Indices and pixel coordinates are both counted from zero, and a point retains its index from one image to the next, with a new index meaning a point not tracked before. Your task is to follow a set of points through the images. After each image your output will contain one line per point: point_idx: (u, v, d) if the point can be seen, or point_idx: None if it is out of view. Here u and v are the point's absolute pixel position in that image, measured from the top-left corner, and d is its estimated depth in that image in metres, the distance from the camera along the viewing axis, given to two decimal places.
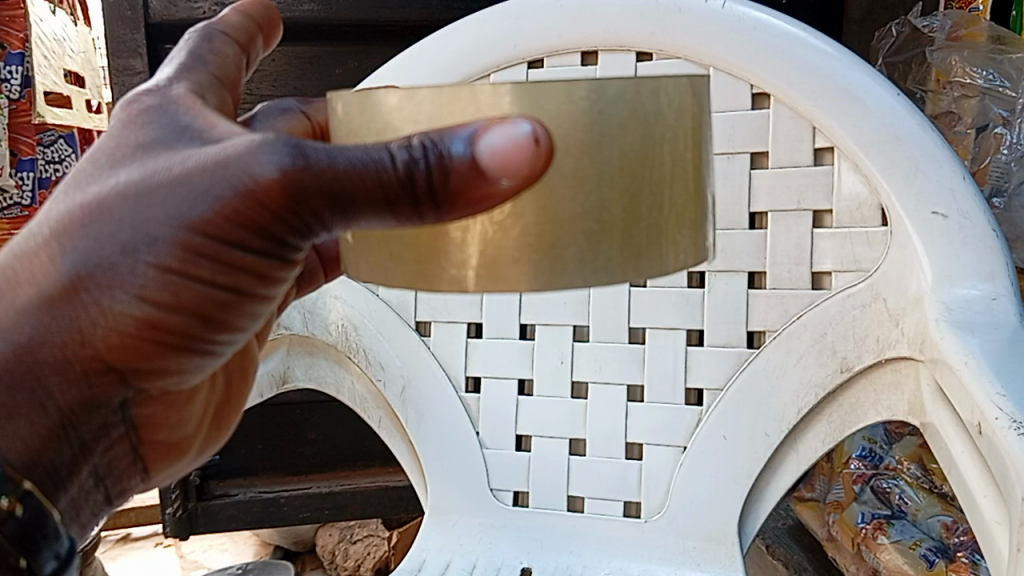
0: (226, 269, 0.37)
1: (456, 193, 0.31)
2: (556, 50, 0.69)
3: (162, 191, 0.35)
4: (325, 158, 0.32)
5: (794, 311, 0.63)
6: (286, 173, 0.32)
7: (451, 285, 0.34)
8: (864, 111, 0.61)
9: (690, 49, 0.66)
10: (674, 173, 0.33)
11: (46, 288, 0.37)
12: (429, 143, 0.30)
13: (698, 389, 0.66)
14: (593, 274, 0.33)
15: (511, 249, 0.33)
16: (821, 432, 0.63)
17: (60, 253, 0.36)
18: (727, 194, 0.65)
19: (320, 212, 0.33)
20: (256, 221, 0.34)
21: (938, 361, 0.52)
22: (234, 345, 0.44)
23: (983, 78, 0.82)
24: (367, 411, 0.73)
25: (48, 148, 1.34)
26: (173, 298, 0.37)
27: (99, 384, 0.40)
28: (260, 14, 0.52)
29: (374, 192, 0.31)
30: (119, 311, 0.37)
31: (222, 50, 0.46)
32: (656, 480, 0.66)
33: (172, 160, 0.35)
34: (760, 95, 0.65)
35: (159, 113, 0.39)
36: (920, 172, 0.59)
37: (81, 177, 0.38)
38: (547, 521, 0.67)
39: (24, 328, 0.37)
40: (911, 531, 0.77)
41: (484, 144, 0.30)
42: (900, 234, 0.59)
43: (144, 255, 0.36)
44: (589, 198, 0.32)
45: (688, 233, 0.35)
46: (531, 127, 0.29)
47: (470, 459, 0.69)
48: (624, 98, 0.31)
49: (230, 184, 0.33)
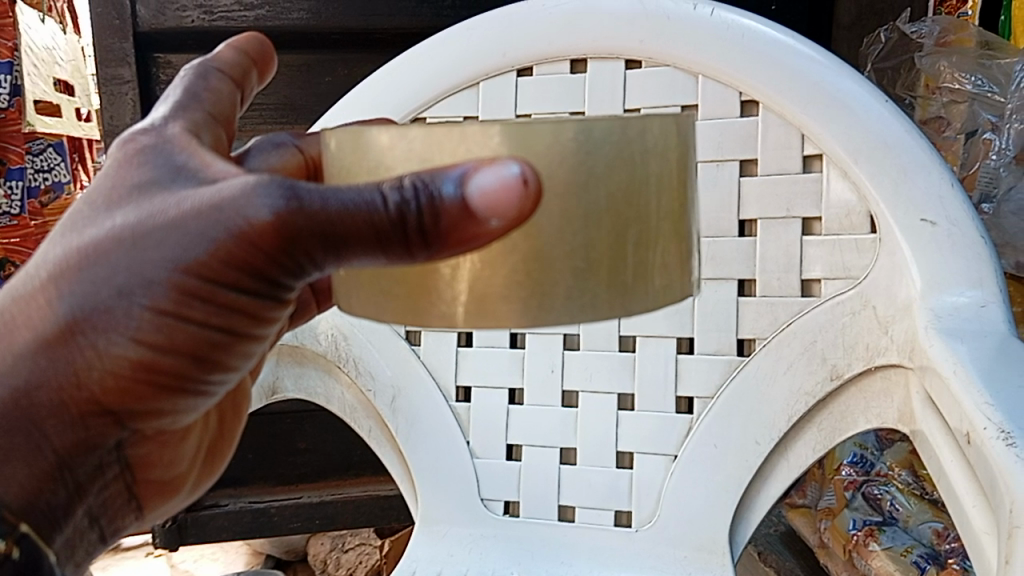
0: (222, 311, 0.37)
1: (446, 235, 0.30)
2: (545, 57, 0.69)
3: (157, 234, 0.34)
4: (317, 200, 0.30)
5: (783, 319, 0.63)
6: (279, 215, 0.31)
7: (440, 321, 0.33)
8: (852, 119, 0.61)
9: (678, 57, 0.66)
10: (660, 209, 0.33)
11: (42, 331, 0.37)
12: (420, 184, 0.29)
13: (688, 398, 0.66)
14: (581, 311, 0.32)
15: (500, 287, 0.32)
16: (811, 440, 0.63)
17: (56, 296, 0.36)
18: (716, 201, 0.65)
19: (315, 254, 0.32)
20: (252, 264, 0.33)
21: (927, 369, 0.51)
22: (226, 383, 0.44)
23: (972, 84, 0.82)
24: (356, 420, 0.73)
25: (37, 157, 1.36)
26: (167, 339, 0.37)
27: (94, 426, 0.40)
28: (254, 50, 0.51)
29: (369, 235, 0.30)
30: (114, 353, 0.37)
31: (217, 88, 0.46)
32: (646, 489, 0.66)
33: (168, 201, 0.34)
34: (749, 102, 0.65)
35: (155, 152, 0.38)
36: (909, 179, 0.59)
37: (77, 218, 0.38)
38: (538, 531, 0.66)
39: (21, 373, 0.37)
40: (903, 537, 0.76)
41: (474, 185, 0.28)
42: (888, 242, 0.59)
43: (139, 298, 0.35)
44: (577, 237, 0.31)
45: (673, 268, 0.35)
46: (520, 169, 0.28)
47: (460, 468, 0.69)
48: (611, 137, 0.31)
49: (223, 226, 0.32)
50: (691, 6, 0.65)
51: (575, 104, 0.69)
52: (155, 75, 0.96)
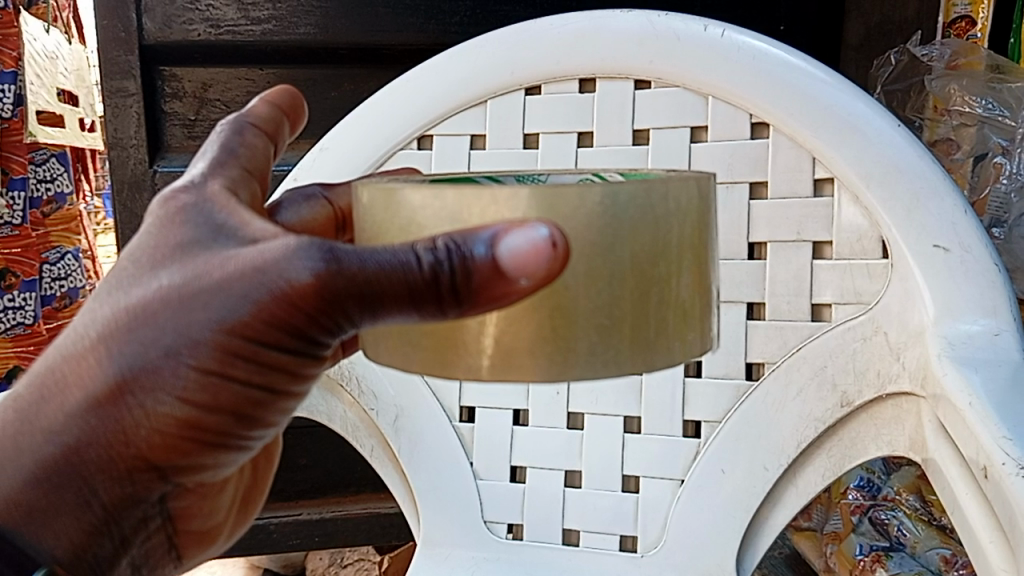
0: (262, 369, 0.38)
1: (477, 292, 0.31)
2: (554, 77, 0.69)
3: (205, 295, 0.35)
4: (357, 262, 0.32)
5: (793, 344, 0.62)
6: (319, 276, 0.33)
7: (466, 372, 0.34)
8: (865, 143, 0.61)
9: (687, 78, 0.65)
10: (678, 270, 0.35)
11: (90, 391, 0.38)
12: (453, 245, 0.31)
13: (695, 421, 0.65)
14: (603, 366, 0.34)
15: (526, 340, 0.33)
16: (820, 466, 0.62)
17: (104, 357, 0.37)
18: (726, 224, 0.65)
19: (352, 313, 0.34)
20: (291, 323, 0.35)
21: (940, 398, 0.51)
22: (267, 432, 0.44)
23: (982, 107, 0.82)
24: (359, 439, 0.72)
25: (40, 167, 1.35)
26: (211, 397, 0.38)
27: (140, 480, 0.42)
28: (286, 102, 0.50)
29: (404, 296, 0.32)
30: (160, 412, 0.38)
31: (252, 143, 0.45)
32: (652, 513, 0.65)
33: (213, 262, 0.36)
34: (759, 124, 0.64)
35: (194, 209, 0.39)
36: (921, 205, 0.59)
37: (121, 277, 0.38)
38: (542, 555, 0.65)
39: (71, 432, 0.38)
40: (910, 563, 0.76)
41: (505, 246, 0.30)
42: (901, 268, 0.59)
43: (183, 358, 0.37)
44: (601, 295, 0.33)
45: (690, 327, 0.37)
46: (548, 232, 0.30)
47: (463, 490, 0.68)
48: (635, 202, 0.33)
49: (267, 289, 0.34)
50: (702, 27, 0.65)
51: (584, 124, 0.69)
52: (160, 87, 0.96)
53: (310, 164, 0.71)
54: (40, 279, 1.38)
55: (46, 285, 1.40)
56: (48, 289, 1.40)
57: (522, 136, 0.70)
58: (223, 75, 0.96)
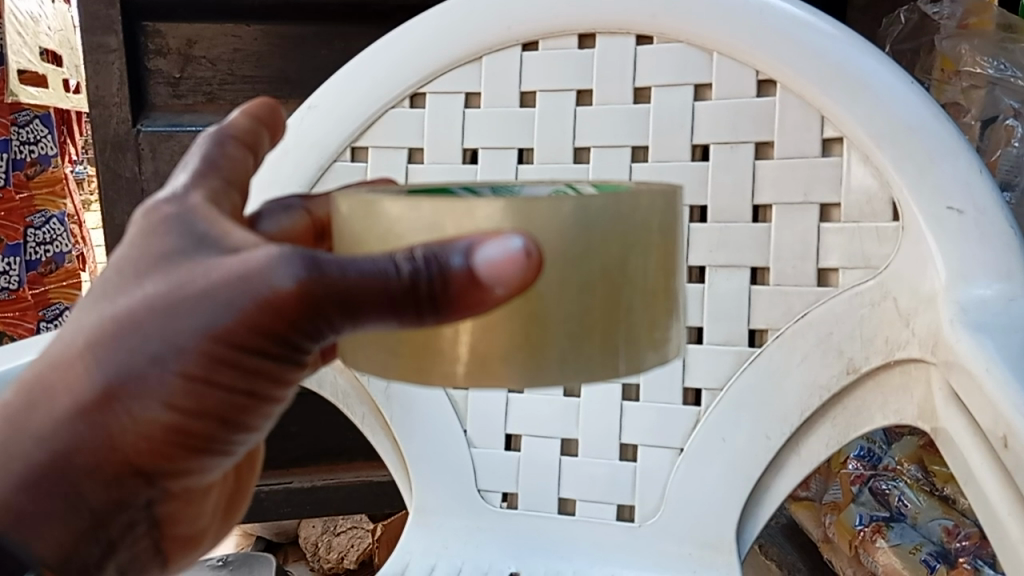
0: (248, 376, 0.36)
1: (455, 300, 0.30)
2: (552, 32, 0.66)
3: (193, 301, 0.33)
4: (338, 271, 0.31)
5: (798, 309, 0.60)
6: (300, 284, 0.31)
7: (441, 380, 0.33)
8: (876, 101, 0.58)
9: (691, 33, 0.63)
10: (650, 277, 0.34)
11: (77, 394, 0.35)
12: (431, 255, 0.30)
13: (695, 389, 0.63)
14: (575, 372, 0.33)
15: (500, 347, 0.32)
16: (824, 436, 0.60)
17: (90, 364, 0.35)
18: (729, 185, 0.62)
19: (333, 321, 0.32)
20: (277, 330, 0.33)
21: (953, 365, 0.49)
22: (254, 440, 0.41)
23: (993, 68, 0.79)
24: (350, 407, 0.70)
25: (22, 129, 1.31)
26: (196, 401, 0.36)
27: (126, 480, 0.39)
28: (267, 116, 0.46)
29: (385, 303, 0.31)
30: (146, 418, 0.36)
31: (229, 159, 0.42)
32: (651, 481, 0.64)
33: (200, 270, 0.33)
34: (766, 82, 0.62)
35: (177, 219, 0.36)
36: (935, 164, 0.56)
37: (106, 285, 0.36)
38: (537, 526, 0.64)
39: (59, 439, 0.36)
40: (911, 534, 0.75)
41: (481, 256, 0.29)
42: (912, 231, 0.57)
43: (169, 363, 0.34)
44: (572, 303, 0.32)
45: (662, 334, 0.35)
46: (523, 243, 0.29)
47: (457, 458, 0.67)
48: (606, 213, 0.32)
49: (252, 296, 0.32)
50: None
51: (583, 82, 0.66)
52: (144, 44, 0.93)
53: (298, 123, 0.69)
54: (25, 243, 1.35)
55: (31, 249, 1.37)
56: (33, 254, 1.37)
57: (519, 94, 0.67)
58: (209, 31, 0.92)
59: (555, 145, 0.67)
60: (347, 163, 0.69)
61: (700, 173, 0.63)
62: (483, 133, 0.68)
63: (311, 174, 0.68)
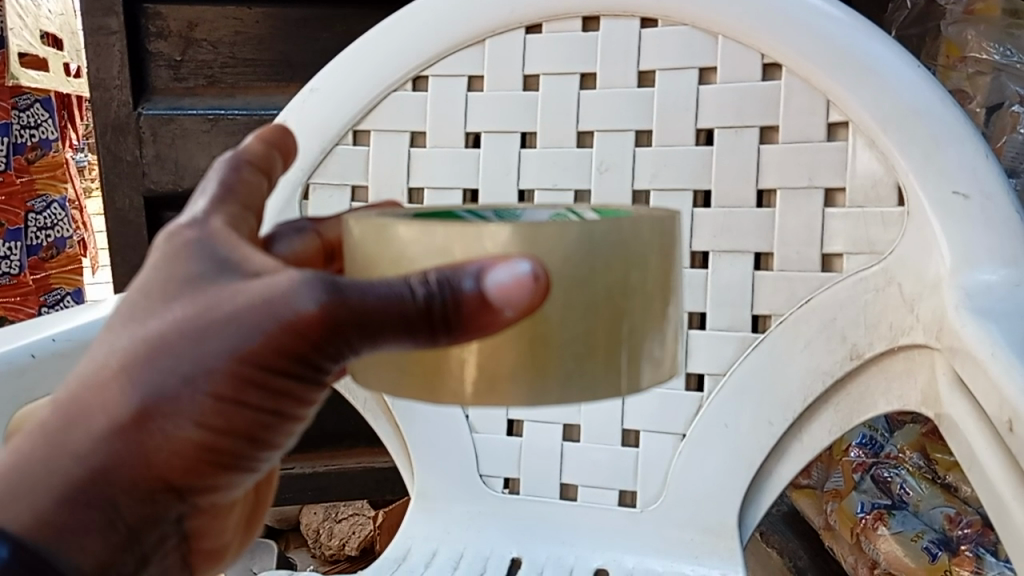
0: (275, 397, 0.34)
1: (466, 324, 0.30)
2: (556, 14, 0.66)
3: (225, 323, 0.32)
4: (360, 293, 0.30)
5: (801, 295, 0.60)
6: (322, 307, 0.30)
7: (449, 400, 0.32)
8: (883, 85, 0.58)
9: (696, 16, 0.62)
10: (655, 298, 0.33)
11: (101, 422, 0.32)
12: (444, 279, 0.29)
13: (698, 374, 0.63)
14: (580, 393, 0.32)
15: (508, 366, 0.32)
16: (827, 422, 0.60)
17: (122, 386, 0.32)
18: (734, 170, 0.62)
19: (351, 344, 0.32)
20: (303, 352, 0.32)
21: (957, 350, 0.49)
22: (273, 462, 0.40)
23: (999, 54, 0.79)
24: (352, 392, 0.70)
25: (23, 113, 1.31)
26: (225, 424, 0.34)
27: (158, 515, 0.35)
28: (283, 139, 0.45)
29: (401, 327, 0.30)
30: (178, 443, 0.33)
31: (248, 179, 0.41)
32: (653, 467, 0.64)
33: (227, 294, 0.32)
34: (771, 65, 0.61)
35: (196, 245, 0.35)
36: (941, 150, 0.56)
37: (129, 310, 0.34)
38: (538, 511, 0.65)
39: (94, 461, 0.32)
40: (913, 522, 0.75)
41: (490, 281, 0.29)
42: (917, 216, 0.56)
43: (200, 385, 0.32)
44: (578, 325, 0.31)
45: (664, 356, 0.35)
46: (531, 266, 0.29)
47: (459, 443, 0.67)
48: (610, 237, 0.31)
49: (279, 320, 0.31)
50: None
51: (587, 65, 0.65)
52: (144, 27, 0.92)
53: (301, 106, 0.68)
54: (25, 228, 1.35)
55: (32, 234, 1.37)
56: (33, 239, 1.37)
57: (522, 77, 0.67)
58: (210, 14, 0.92)
59: (558, 128, 0.66)
60: (350, 147, 0.69)
61: (704, 157, 0.63)
62: (485, 117, 0.67)
63: (313, 158, 0.68)
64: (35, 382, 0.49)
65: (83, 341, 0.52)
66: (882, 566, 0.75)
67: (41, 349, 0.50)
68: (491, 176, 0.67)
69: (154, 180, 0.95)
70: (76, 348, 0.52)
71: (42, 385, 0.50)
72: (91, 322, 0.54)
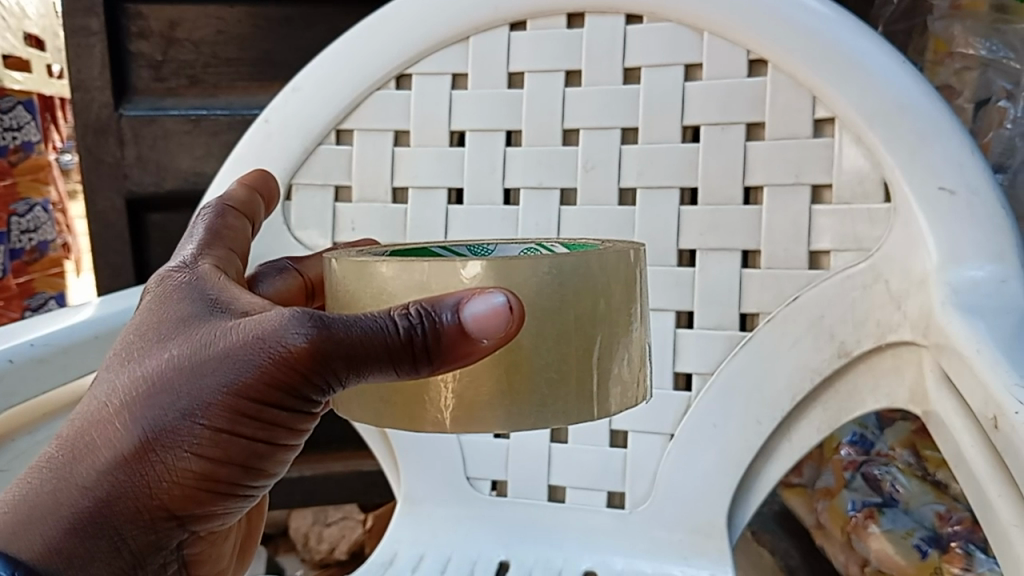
0: (267, 429, 0.36)
1: (446, 355, 0.31)
2: (540, 11, 0.65)
3: (217, 360, 0.34)
4: (342, 328, 0.32)
5: (788, 293, 0.59)
6: (309, 342, 0.32)
7: (432, 427, 0.34)
8: (869, 81, 0.57)
9: (681, 11, 0.62)
10: (624, 324, 0.35)
11: (107, 452, 0.35)
12: (424, 311, 0.31)
13: (687, 373, 0.62)
14: (554, 416, 0.34)
15: (485, 394, 0.33)
16: (816, 421, 0.59)
17: (125, 420, 0.35)
18: (720, 167, 0.61)
19: (338, 380, 0.33)
20: (292, 387, 0.34)
21: (944, 347, 0.48)
22: (269, 489, 0.42)
23: (985, 49, 0.78)
24: None
25: (5, 115, 1.30)
26: (222, 455, 0.36)
27: (160, 538, 0.38)
28: (264, 186, 0.54)
29: (384, 362, 0.32)
30: (177, 472, 0.35)
31: (232, 224, 0.47)
32: (641, 469, 0.63)
33: (218, 332, 0.35)
34: (757, 62, 0.61)
35: (191, 289, 0.38)
36: (926, 146, 0.56)
37: (130, 351, 0.37)
38: (524, 514, 0.64)
39: (101, 489, 0.35)
40: (904, 519, 0.74)
41: (468, 312, 0.31)
42: (904, 212, 0.56)
43: (197, 419, 0.35)
44: (550, 353, 0.33)
45: (633, 379, 0.36)
46: (506, 297, 0.30)
47: (444, 445, 0.67)
48: (579, 269, 0.33)
49: (267, 354, 0.33)
50: None
51: (572, 62, 0.65)
52: (126, 27, 0.92)
53: (283, 105, 0.68)
54: (9, 232, 1.34)
55: (16, 238, 1.36)
56: (16, 242, 1.36)
57: (507, 75, 0.66)
58: (192, 13, 0.91)
59: (543, 126, 0.65)
60: (333, 146, 0.68)
61: (690, 154, 0.62)
62: (469, 116, 0.67)
63: (296, 158, 0.68)
64: (17, 385, 0.48)
65: (64, 346, 0.52)
66: (873, 564, 0.74)
67: (20, 353, 0.49)
68: (476, 174, 0.67)
69: (136, 182, 0.94)
70: (57, 352, 0.51)
71: (23, 390, 0.48)
72: (69, 328, 0.53)
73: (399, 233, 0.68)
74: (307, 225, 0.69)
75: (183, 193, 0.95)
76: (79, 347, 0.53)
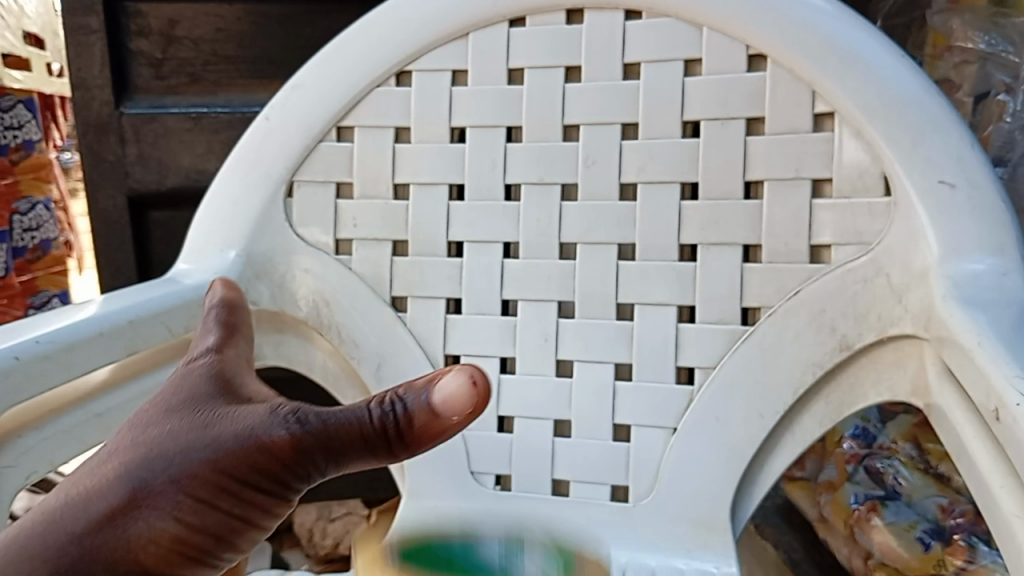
0: (246, 505, 0.36)
1: (416, 438, 0.35)
2: (540, 8, 0.65)
3: (215, 437, 0.36)
4: (319, 418, 0.36)
5: (790, 287, 0.60)
6: (292, 433, 0.35)
7: None
8: (866, 75, 0.58)
9: (680, 7, 0.62)
10: None
11: (85, 514, 0.34)
12: (396, 399, 0.35)
13: (689, 367, 0.63)
14: None
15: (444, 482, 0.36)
16: (818, 415, 0.59)
17: (111, 483, 0.35)
18: (720, 163, 0.62)
19: (318, 469, 0.36)
20: (276, 461, 0.35)
21: (945, 340, 0.49)
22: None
23: (984, 43, 0.78)
24: (340, 390, 0.71)
25: (8, 114, 1.28)
26: (199, 530, 0.35)
27: None
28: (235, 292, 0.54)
29: (360, 449, 0.35)
30: (153, 534, 0.34)
31: (243, 319, 0.49)
32: (644, 463, 0.63)
33: (216, 418, 0.36)
34: (756, 57, 0.61)
35: (196, 378, 0.40)
36: (925, 140, 0.56)
37: (137, 424, 0.38)
38: (529, 506, 0.65)
39: (73, 538, 0.33)
40: (906, 512, 0.75)
41: (436, 395, 0.34)
42: (904, 206, 0.56)
43: (181, 485, 0.34)
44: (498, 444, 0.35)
45: None
46: (468, 375, 0.34)
47: (448, 440, 0.67)
48: None
49: (258, 433, 0.35)
50: None
51: (572, 58, 0.65)
52: (126, 25, 0.92)
53: (283, 103, 0.69)
54: (11, 230, 1.34)
55: (19, 236, 1.36)
56: (20, 240, 1.36)
57: (507, 72, 0.66)
58: (191, 11, 0.91)
59: (543, 123, 0.66)
60: (333, 144, 0.69)
61: (691, 149, 0.62)
62: (470, 113, 0.67)
63: (296, 154, 0.69)
64: (22, 382, 0.49)
65: (69, 342, 0.52)
66: (876, 556, 0.74)
67: (25, 350, 0.50)
68: (477, 171, 0.67)
69: (138, 180, 0.94)
70: (62, 348, 0.52)
71: (28, 387, 0.49)
72: (71, 326, 0.53)
73: (402, 228, 0.69)
74: (309, 222, 0.70)
75: (185, 190, 0.95)
76: (85, 342, 0.54)
